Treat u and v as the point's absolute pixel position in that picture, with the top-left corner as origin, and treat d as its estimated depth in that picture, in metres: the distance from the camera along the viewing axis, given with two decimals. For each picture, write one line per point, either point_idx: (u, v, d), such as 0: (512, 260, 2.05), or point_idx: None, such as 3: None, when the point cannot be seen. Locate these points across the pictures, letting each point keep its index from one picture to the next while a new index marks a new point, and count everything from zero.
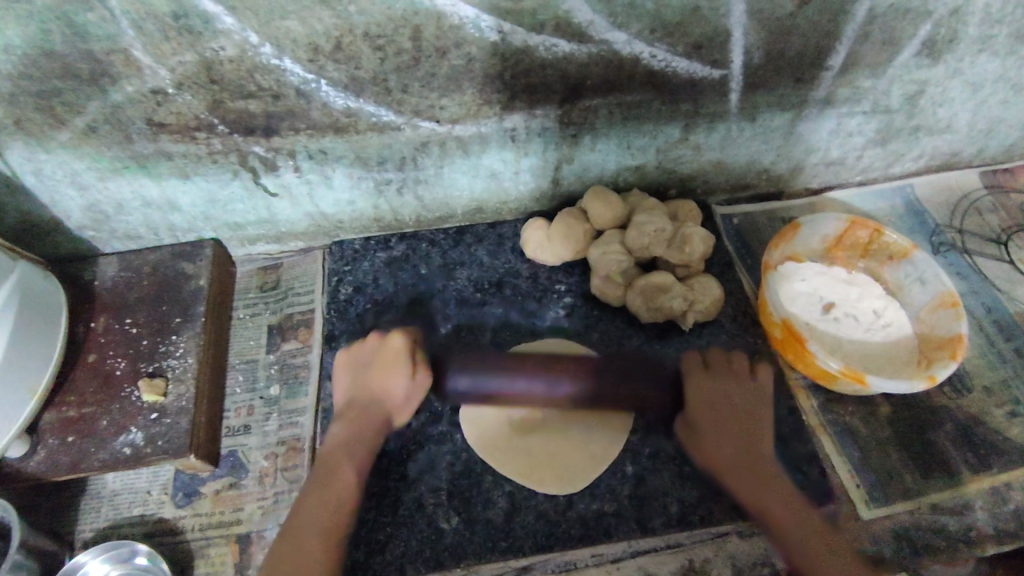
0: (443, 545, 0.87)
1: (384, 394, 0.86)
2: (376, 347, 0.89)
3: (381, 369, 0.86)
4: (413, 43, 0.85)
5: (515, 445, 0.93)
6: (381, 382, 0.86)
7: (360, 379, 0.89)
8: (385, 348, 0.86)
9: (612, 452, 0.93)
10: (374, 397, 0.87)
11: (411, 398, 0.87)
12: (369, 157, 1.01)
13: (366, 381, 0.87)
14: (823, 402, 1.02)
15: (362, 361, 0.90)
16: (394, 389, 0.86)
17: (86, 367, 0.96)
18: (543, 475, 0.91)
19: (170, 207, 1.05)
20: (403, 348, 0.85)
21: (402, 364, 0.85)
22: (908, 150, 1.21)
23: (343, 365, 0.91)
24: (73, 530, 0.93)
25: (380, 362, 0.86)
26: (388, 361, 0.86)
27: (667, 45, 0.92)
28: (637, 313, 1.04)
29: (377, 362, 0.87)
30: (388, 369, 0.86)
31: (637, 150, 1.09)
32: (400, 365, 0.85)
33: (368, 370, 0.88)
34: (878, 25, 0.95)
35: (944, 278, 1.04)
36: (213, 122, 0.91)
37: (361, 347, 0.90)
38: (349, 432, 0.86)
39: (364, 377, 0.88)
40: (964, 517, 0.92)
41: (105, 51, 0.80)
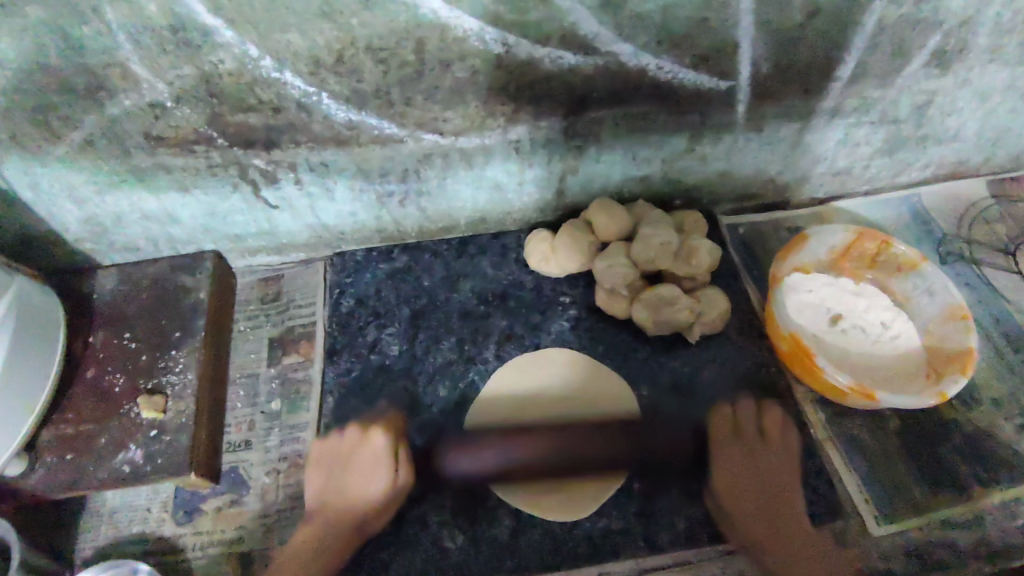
0: (448, 564, 0.86)
1: (362, 496, 0.89)
2: (355, 443, 0.93)
3: (361, 473, 0.90)
4: (416, 55, 0.84)
5: (523, 471, 0.92)
6: (358, 489, 0.89)
7: (332, 486, 0.91)
8: (350, 439, 0.93)
9: (618, 472, 0.93)
10: (351, 502, 0.89)
11: (390, 502, 0.89)
12: (371, 170, 1.00)
13: (338, 485, 0.91)
14: (832, 415, 1.01)
15: (338, 455, 0.93)
16: (370, 496, 0.89)
17: (84, 383, 0.95)
18: (549, 501, 0.90)
19: (169, 219, 1.03)
20: (384, 451, 0.91)
21: (380, 466, 0.90)
22: (915, 159, 1.19)
23: (314, 465, 0.93)
24: (72, 548, 0.92)
25: (358, 465, 0.91)
26: (366, 463, 0.91)
27: (674, 57, 0.91)
28: (642, 327, 1.03)
29: (358, 463, 0.91)
30: (366, 477, 0.90)
31: (642, 160, 1.08)
32: (382, 467, 0.90)
33: (344, 476, 0.91)
34: (887, 36, 0.93)
35: (954, 290, 1.04)
36: (212, 135, 0.89)
37: (331, 442, 0.94)
38: (323, 530, 0.87)
39: (336, 480, 0.91)
40: (974, 533, 0.91)
41: (102, 65, 0.78)
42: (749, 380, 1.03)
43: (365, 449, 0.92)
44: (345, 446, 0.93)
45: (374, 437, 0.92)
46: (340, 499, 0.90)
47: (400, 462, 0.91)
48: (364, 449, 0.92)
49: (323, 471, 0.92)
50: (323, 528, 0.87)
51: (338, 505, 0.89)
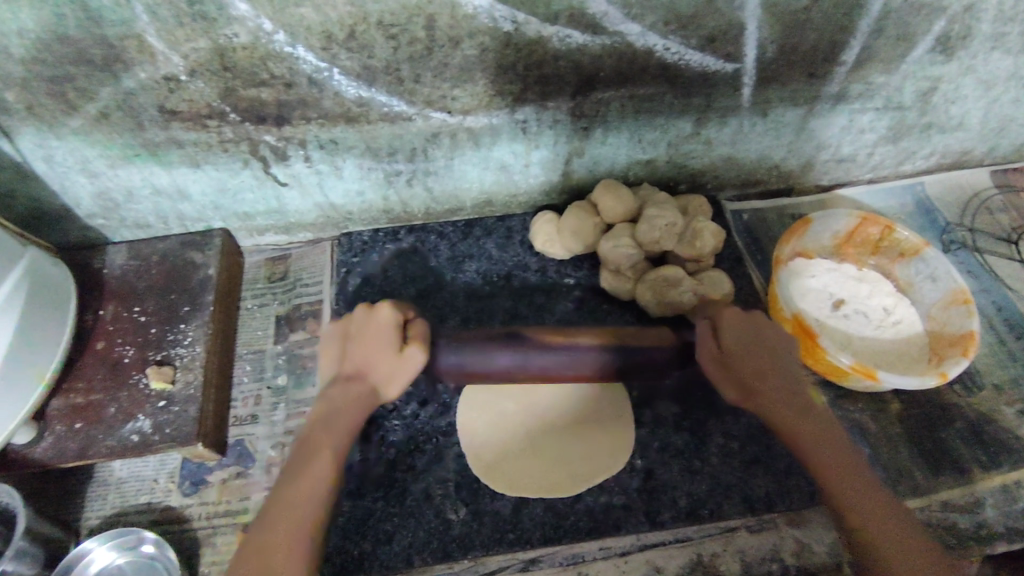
0: (451, 536, 0.87)
1: (376, 373, 0.81)
2: (361, 321, 0.82)
3: (368, 346, 0.80)
4: (427, 31, 0.85)
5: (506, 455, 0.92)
6: (366, 361, 0.81)
7: (355, 353, 0.82)
8: (359, 315, 0.82)
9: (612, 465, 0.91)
10: (367, 380, 0.81)
11: (404, 375, 0.81)
12: (380, 148, 1.01)
13: (364, 354, 0.81)
14: (833, 397, 1.02)
15: (350, 332, 0.83)
16: (382, 370, 0.80)
17: (93, 354, 0.96)
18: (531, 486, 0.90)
19: (179, 195, 1.05)
20: (389, 324, 0.80)
21: (386, 341, 0.80)
22: (919, 148, 1.20)
23: (331, 339, 0.85)
24: (79, 517, 0.92)
25: (366, 340, 0.80)
26: (376, 337, 0.80)
27: (680, 38, 0.92)
28: (646, 308, 1.03)
29: (364, 337, 0.81)
30: (376, 350, 0.80)
31: (648, 144, 1.09)
32: (386, 335, 0.80)
33: (356, 348, 0.81)
34: (892, 21, 0.94)
35: (955, 275, 1.03)
36: (224, 110, 0.91)
37: (349, 319, 0.84)
38: (341, 411, 0.80)
39: (358, 351, 0.81)
40: (974, 515, 0.92)
41: (118, 37, 0.80)
42: None
43: (370, 322, 0.81)
44: (359, 319, 0.82)
45: (379, 310, 0.81)
46: (371, 371, 0.81)
47: (409, 329, 0.82)
48: (369, 323, 0.81)
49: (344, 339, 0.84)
50: (341, 404, 0.80)
51: (354, 361, 0.81)
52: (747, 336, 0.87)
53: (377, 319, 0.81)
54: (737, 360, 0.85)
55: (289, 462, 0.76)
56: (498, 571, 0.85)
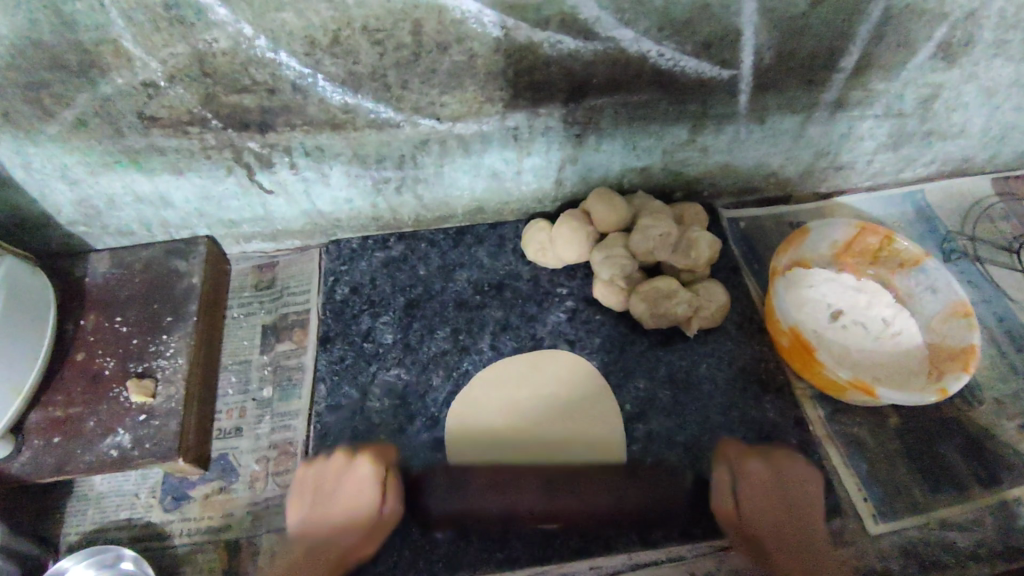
0: (438, 554, 0.85)
1: (348, 531, 0.85)
2: (338, 472, 0.89)
3: (338, 507, 0.86)
4: (413, 37, 0.82)
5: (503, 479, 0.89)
6: (348, 498, 0.86)
7: (320, 510, 0.87)
8: (336, 462, 0.90)
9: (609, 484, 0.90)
10: (345, 523, 0.85)
11: (380, 524, 0.86)
12: (368, 155, 0.98)
13: (327, 510, 0.87)
14: (830, 411, 0.99)
15: (321, 484, 0.89)
16: (361, 509, 0.85)
17: (73, 366, 0.94)
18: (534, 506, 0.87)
19: (163, 202, 1.02)
20: (370, 474, 0.88)
21: (365, 489, 0.86)
22: (920, 155, 1.18)
23: (297, 492, 0.89)
24: (57, 533, 0.90)
25: (341, 504, 0.87)
26: (356, 489, 0.87)
27: (675, 44, 0.89)
28: (640, 319, 1.01)
29: (343, 492, 0.87)
30: (355, 496, 0.86)
31: (642, 151, 1.07)
32: (366, 488, 0.87)
33: (330, 505, 0.87)
34: (893, 26, 0.92)
35: (956, 287, 1.01)
36: (206, 116, 0.88)
37: (320, 474, 0.90)
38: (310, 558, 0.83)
39: (321, 509, 0.87)
40: (974, 533, 0.89)
41: (94, 42, 0.77)
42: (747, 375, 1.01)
43: (349, 475, 0.88)
44: (334, 469, 0.90)
45: (359, 463, 0.89)
46: (340, 526, 0.85)
47: (386, 477, 0.89)
48: (349, 474, 0.88)
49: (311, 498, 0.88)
50: (301, 558, 0.83)
51: (331, 522, 0.86)
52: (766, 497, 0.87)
53: (358, 471, 0.88)
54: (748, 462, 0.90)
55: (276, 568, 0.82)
56: None
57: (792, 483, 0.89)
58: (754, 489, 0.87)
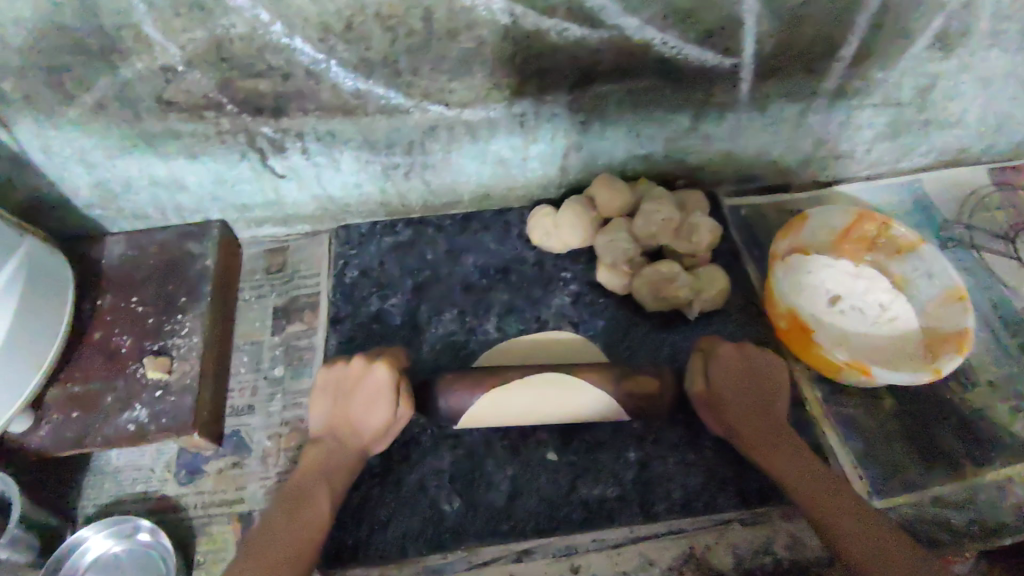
0: (445, 526, 0.88)
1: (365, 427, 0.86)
2: (358, 374, 0.88)
3: (359, 403, 0.86)
4: (424, 24, 0.85)
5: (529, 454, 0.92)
6: (360, 416, 0.86)
7: (342, 404, 0.87)
8: (355, 369, 0.88)
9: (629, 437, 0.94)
10: (354, 425, 0.86)
11: (390, 431, 0.87)
12: (378, 140, 1.01)
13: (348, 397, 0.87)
14: (828, 393, 1.02)
15: (344, 386, 0.88)
16: (374, 425, 0.86)
17: (91, 343, 0.97)
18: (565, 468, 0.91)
19: (178, 186, 1.05)
20: (388, 381, 0.85)
21: (380, 396, 0.85)
22: (917, 145, 1.20)
23: (319, 391, 0.89)
24: (75, 505, 0.93)
25: (358, 395, 0.86)
26: (369, 392, 0.86)
27: (678, 32, 0.92)
28: (642, 302, 1.04)
29: (363, 392, 0.86)
30: (371, 407, 0.85)
31: (646, 138, 1.09)
32: (383, 397, 0.85)
33: (351, 399, 0.87)
34: (890, 16, 0.94)
35: (951, 272, 1.03)
36: (222, 101, 0.91)
37: (341, 371, 0.89)
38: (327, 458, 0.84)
39: (343, 402, 0.87)
40: (966, 510, 0.92)
41: (115, 26, 0.80)
42: None
43: (366, 379, 0.87)
44: (354, 371, 0.88)
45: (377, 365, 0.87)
46: (353, 420, 0.86)
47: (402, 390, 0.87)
48: (368, 377, 0.87)
49: (331, 395, 0.88)
50: (321, 459, 0.85)
51: (337, 463, 0.85)
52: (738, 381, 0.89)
53: (374, 377, 0.86)
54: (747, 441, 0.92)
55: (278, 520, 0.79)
56: (491, 562, 0.85)
57: None
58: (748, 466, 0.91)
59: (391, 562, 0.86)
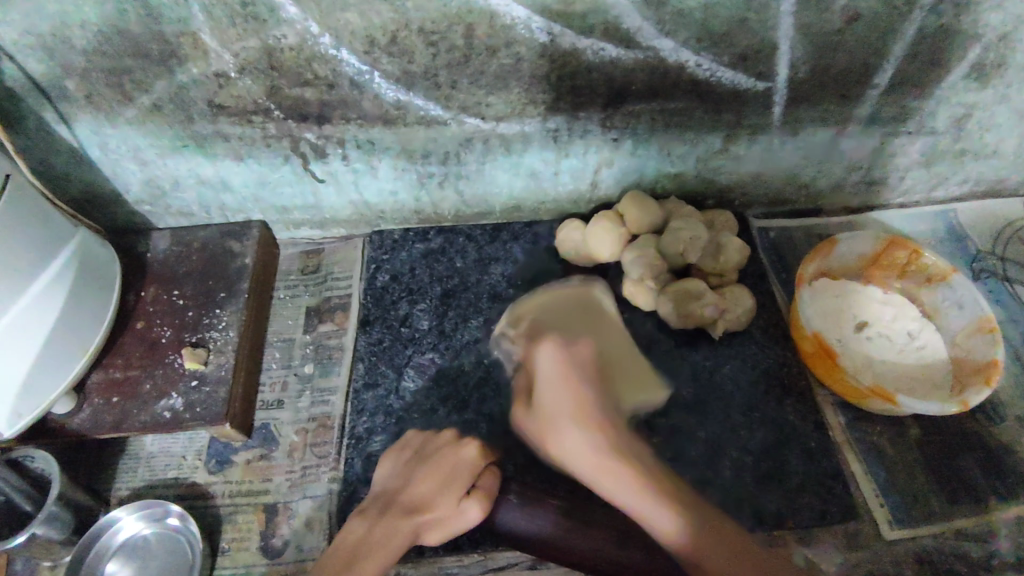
0: (463, 529, 0.90)
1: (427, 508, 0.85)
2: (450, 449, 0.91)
3: (434, 481, 0.87)
4: (465, 40, 0.88)
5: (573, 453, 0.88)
6: (426, 497, 0.86)
7: (408, 476, 0.89)
8: (442, 440, 0.93)
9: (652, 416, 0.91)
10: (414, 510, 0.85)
11: (450, 525, 0.84)
12: (415, 150, 1.04)
13: (409, 479, 0.89)
14: (851, 419, 1.01)
15: (423, 454, 0.91)
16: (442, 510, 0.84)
17: (134, 333, 1.01)
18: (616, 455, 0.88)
19: (223, 186, 1.09)
20: (468, 465, 0.88)
21: (452, 487, 0.86)
22: (952, 174, 1.19)
23: (400, 449, 0.93)
24: (110, 487, 0.97)
25: (438, 466, 0.88)
26: (450, 472, 0.88)
27: (711, 55, 0.94)
28: (666, 319, 1.04)
29: (440, 471, 0.88)
30: (443, 486, 0.86)
31: (677, 158, 1.11)
32: (463, 477, 0.87)
33: (420, 472, 0.89)
34: (926, 45, 0.95)
35: (982, 303, 1.03)
36: (269, 107, 0.95)
37: (426, 441, 0.93)
38: (374, 527, 0.85)
39: (408, 473, 0.90)
40: (987, 545, 0.91)
41: (176, 34, 0.85)
42: (770, 378, 1.04)
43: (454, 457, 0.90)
44: (436, 445, 0.92)
45: (465, 448, 0.90)
46: (409, 499, 0.86)
47: (475, 490, 0.86)
48: (452, 457, 0.90)
49: (405, 460, 0.92)
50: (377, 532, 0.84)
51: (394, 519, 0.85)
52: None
53: (460, 456, 0.90)
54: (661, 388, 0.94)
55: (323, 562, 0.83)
56: (506, 568, 0.89)
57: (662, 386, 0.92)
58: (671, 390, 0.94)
59: (409, 561, 0.89)
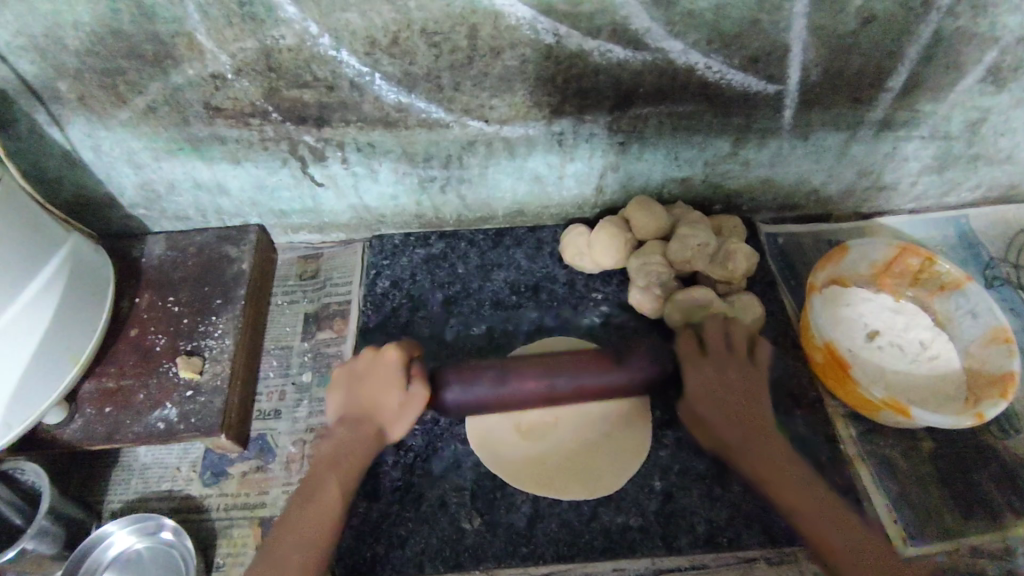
0: (464, 545, 0.87)
1: (378, 414, 0.82)
2: (368, 362, 0.84)
3: (377, 384, 0.83)
4: (469, 41, 0.86)
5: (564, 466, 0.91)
6: (377, 401, 0.82)
7: (354, 395, 0.83)
8: (366, 354, 0.85)
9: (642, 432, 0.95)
10: (366, 411, 0.82)
11: (405, 413, 0.83)
12: (416, 153, 1.02)
13: (353, 403, 0.83)
14: (863, 431, 0.99)
15: (355, 374, 0.84)
16: (391, 401, 0.82)
17: (127, 340, 0.98)
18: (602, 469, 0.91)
19: (219, 190, 1.07)
20: (396, 362, 0.83)
21: (391, 382, 0.82)
22: (965, 179, 1.17)
23: (335, 376, 0.86)
24: (102, 500, 0.94)
25: (373, 381, 0.83)
26: (381, 376, 0.83)
27: (722, 57, 0.91)
28: (673, 327, 1.02)
29: (373, 377, 0.83)
30: (382, 386, 0.82)
31: (684, 162, 1.08)
32: (394, 372, 0.82)
33: (362, 383, 0.83)
34: (943, 48, 0.92)
35: (997, 312, 1.00)
36: (267, 109, 0.93)
37: (354, 358, 0.86)
38: (339, 445, 0.81)
39: (351, 391, 0.84)
40: (1004, 562, 0.88)
41: (170, 34, 0.82)
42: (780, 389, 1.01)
43: (377, 364, 0.84)
44: (365, 360, 0.85)
45: (387, 353, 0.84)
46: (363, 405, 0.82)
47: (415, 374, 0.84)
48: (377, 363, 0.84)
49: (344, 381, 0.85)
50: (354, 437, 0.81)
51: (352, 422, 0.82)
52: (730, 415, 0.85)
53: (384, 359, 0.83)
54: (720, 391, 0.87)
55: (278, 541, 0.74)
56: None
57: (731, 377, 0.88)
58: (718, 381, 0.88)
59: None
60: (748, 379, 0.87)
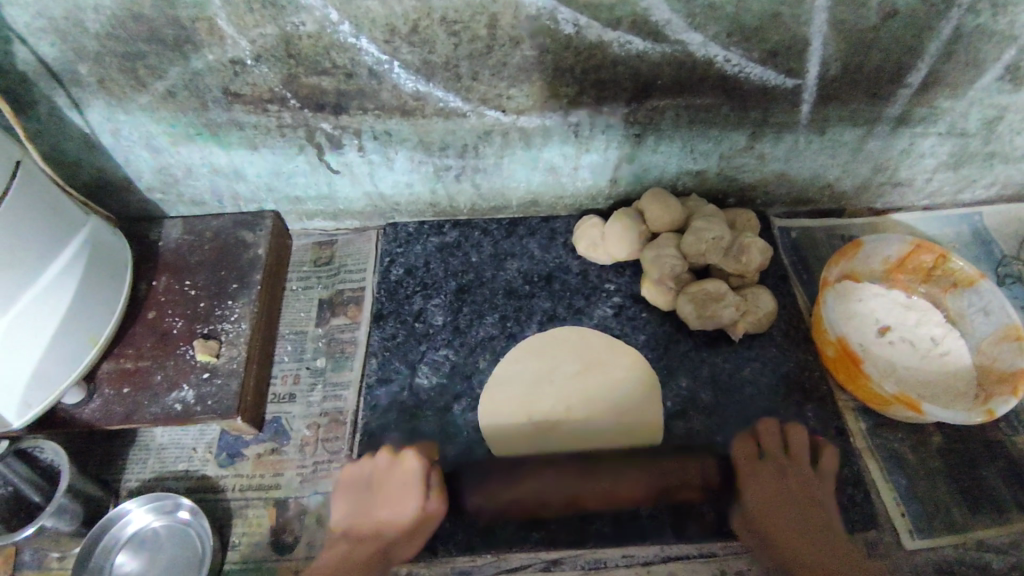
0: (476, 529, 0.89)
1: (392, 520, 0.85)
2: (387, 467, 0.89)
3: (392, 496, 0.86)
4: (488, 30, 0.86)
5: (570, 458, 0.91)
6: (388, 518, 0.85)
7: (362, 510, 0.87)
8: (383, 464, 0.89)
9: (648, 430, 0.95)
10: (380, 527, 0.85)
11: (421, 530, 0.86)
12: (432, 142, 1.02)
13: (365, 510, 0.87)
14: (872, 425, 0.99)
15: (366, 484, 0.89)
16: (402, 520, 0.85)
17: (145, 323, 1.00)
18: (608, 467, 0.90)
19: (236, 175, 1.07)
20: (415, 472, 0.87)
21: (411, 489, 0.86)
22: (980, 177, 1.17)
23: (343, 488, 0.89)
24: (120, 478, 0.96)
25: (388, 490, 0.87)
26: (401, 483, 0.87)
27: (742, 50, 0.91)
28: (686, 320, 1.02)
29: (391, 485, 0.87)
30: (399, 501, 0.86)
31: (700, 155, 1.08)
32: (411, 496, 0.85)
33: (375, 499, 0.87)
34: (963, 45, 0.91)
35: (1010, 310, 1.00)
36: (285, 95, 0.93)
37: (371, 463, 0.90)
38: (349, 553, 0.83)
39: (366, 507, 0.87)
40: (1009, 557, 0.89)
41: (191, 19, 0.82)
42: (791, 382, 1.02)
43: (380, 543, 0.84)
44: (381, 468, 0.89)
45: (408, 460, 0.88)
46: (375, 526, 0.86)
47: (431, 488, 0.87)
48: (398, 470, 0.88)
49: (354, 494, 0.88)
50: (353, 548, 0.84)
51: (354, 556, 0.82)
52: (763, 480, 0.88)
53: (405, 466, 0.87)
54: (752, 476, 0.88)
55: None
56: (518, 569, 0.86)
57: (787, 463, 0.89)
58: (761, 482, 0.87)
59: (421, 561, 0.87)
60: (802, 483, 0.87)
